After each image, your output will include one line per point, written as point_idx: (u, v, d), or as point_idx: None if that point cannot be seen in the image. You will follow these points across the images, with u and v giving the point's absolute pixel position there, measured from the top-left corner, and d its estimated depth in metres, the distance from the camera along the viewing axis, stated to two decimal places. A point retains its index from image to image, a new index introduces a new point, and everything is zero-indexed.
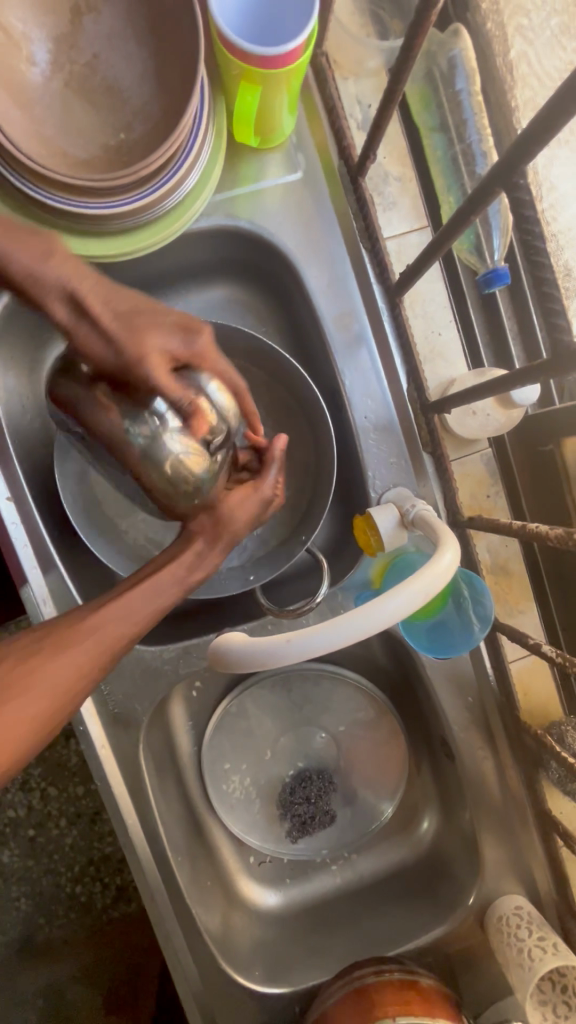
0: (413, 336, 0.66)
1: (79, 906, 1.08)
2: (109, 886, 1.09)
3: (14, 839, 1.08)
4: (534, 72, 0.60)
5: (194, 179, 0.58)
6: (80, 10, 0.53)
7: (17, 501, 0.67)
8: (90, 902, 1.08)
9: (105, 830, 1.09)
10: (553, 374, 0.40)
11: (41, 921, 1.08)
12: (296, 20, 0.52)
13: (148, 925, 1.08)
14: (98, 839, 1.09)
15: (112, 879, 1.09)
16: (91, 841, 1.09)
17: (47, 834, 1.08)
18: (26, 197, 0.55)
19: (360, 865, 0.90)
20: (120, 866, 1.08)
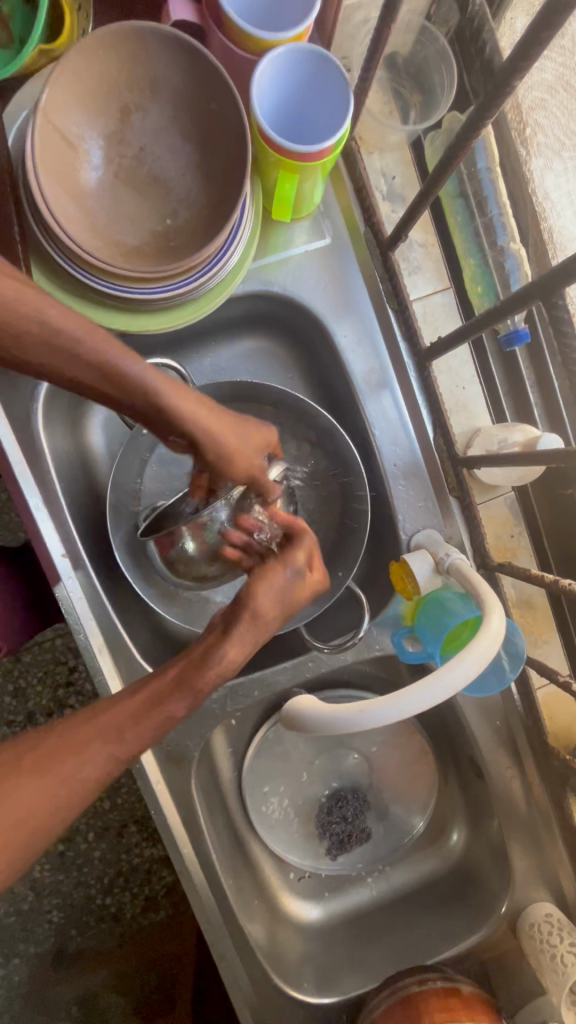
0: (440, 391, 0.71)
1: (109, 916, 1.14)
2: (138, 897, 1.15)
3: (45, 855, 1.12)
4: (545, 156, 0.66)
5: (234, 258, 0.62)
6: (128, 109, 0.56)
7: (70, 555, 0.71)
8: (120, 912, 1.14)
9: (132, 843, 1.14)
10: None
11: (72, 932, 1.13)
12: (331, 117, 0.56)
13: (179, 934, 1.13)
14: (125, 852, 1.13)
15: (141, 889, 1.14)
16: (119, 855, 1.13)
17: (76, 849, 1.12)
18: (82, 284, 0.59)
19: (394, 877, 0.95)
20: (148, 876, 1.14)
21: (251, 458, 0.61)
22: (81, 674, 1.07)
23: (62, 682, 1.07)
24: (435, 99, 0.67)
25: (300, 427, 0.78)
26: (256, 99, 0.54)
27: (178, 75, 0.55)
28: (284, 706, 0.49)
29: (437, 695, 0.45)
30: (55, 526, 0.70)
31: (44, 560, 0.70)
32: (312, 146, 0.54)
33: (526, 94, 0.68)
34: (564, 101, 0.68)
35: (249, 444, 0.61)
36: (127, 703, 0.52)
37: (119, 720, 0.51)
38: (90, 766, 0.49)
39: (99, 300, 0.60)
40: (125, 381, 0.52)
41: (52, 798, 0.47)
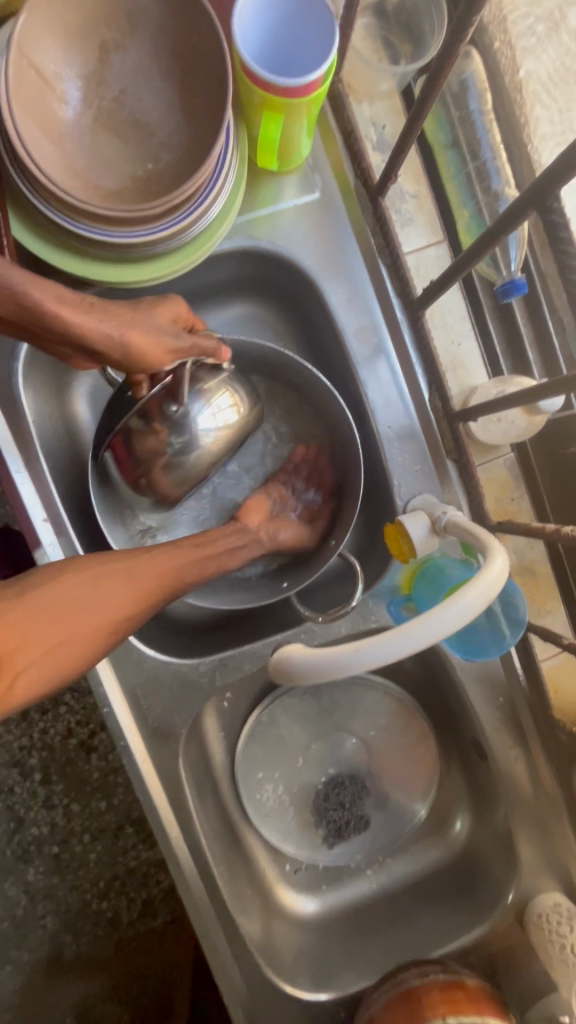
0: (435, 347, 0.68)
1: (105, 922, 1.09)
2: (134, 902, 1.09)
3: (39, 857, 1.08)
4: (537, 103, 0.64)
5: (219, 206, 0.60)
6: (107, 48, 0.55)
7: (52, 520, 0.68)
8: (116, 917, 1.09)
9: (129, 844, 1.09)
10: None
11: (68, 937, 1.08)
12: (316, 53, 0.54)
13: (176, 940, 1.09)
14: (122, 853, 1.09)
15: (138, 893, 1.09)
16: (115, 857, 1.09)
17: (72, 850, 1.09)
18: (62, 230, 0.57)
19: (395, 868, 0.91)
20: (145, 879, 1.09)
21: (165, 351, 0.59)
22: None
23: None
24: (425, 44, 0.65)
25: (292, 391, 0.75)
26: (238, 32, 0.52)
27: (158, 11, 0.53)
28: (274, 653, 0.48)
29: (427, 638, 0.42)
30: (37, 491, 0.67)
31: (25, 525, 0.68)
32: (295, 80, 0.52)
33: (520, 38, 0.66)
34: (557, 46, 0.66)
35: (159, 325, 0.58)
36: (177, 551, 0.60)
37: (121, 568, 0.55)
38: (90, 604, 0.51)
39: (79, 246, 0.58)
40: (23, 302, 0.51)
41: (90, 615, 0.51)
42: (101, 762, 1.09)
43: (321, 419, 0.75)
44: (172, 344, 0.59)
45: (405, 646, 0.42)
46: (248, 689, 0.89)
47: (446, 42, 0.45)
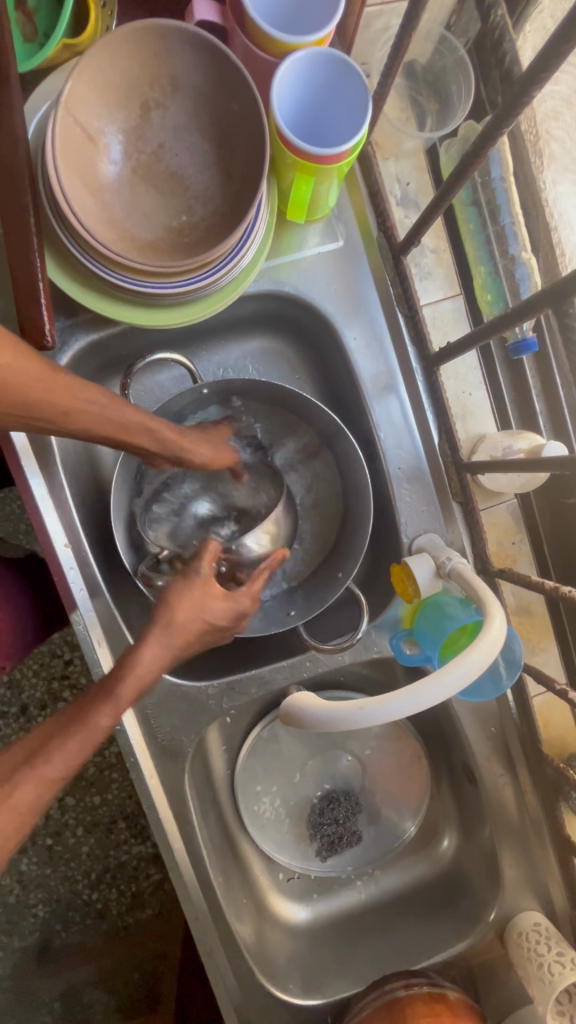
0: (446, 397, 0.71)
1: (95, 912, 1.13)
2: (124, 894, 1.13)
3: (32, 848, 1.12)
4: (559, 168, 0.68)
5: (246, 257, 0.62)
6: (149, 106, 0.57)
7: (73, 545, 0.70)
8: (106, 908, 1.13)
9: (121, 837, 1.13)
10: None
11: (58, 925, 1.12)
12: (349, 122, 0.56)
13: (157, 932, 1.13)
14: (113, 847, 1.13)
15: (128, 886, 1.13)
16: (107, 852, 1.13)
17: (65, 843, 1.12)
18: (98, 277, 0.59)
19: (383, 881, 0.96)
20: (135, 873, 1.13)
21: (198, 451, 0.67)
22: (77, 665, 1.07)
23: (56, 674, 1.07)
24: (452, 107, 0.67)
25: (310, 428, 0.79)
26: (276, 100, 0.54)
27: (199, 74, 0.56)
28: (283, 702, 0.50)
29: (432, 697, 0.45)
30: (60, 517, 0.70)
31: (62, 588, 0.71)
32: (328, 149, 0.55)
33: (542, 103, 0.68)
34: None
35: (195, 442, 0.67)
36: (75, 715, 0.53)
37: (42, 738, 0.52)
38: None
39: (113, 291, 0.61)
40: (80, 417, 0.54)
41: None
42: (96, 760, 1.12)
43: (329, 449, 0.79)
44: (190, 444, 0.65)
45: (414, 702, 0.44)
46: (251, 706, 0.93)
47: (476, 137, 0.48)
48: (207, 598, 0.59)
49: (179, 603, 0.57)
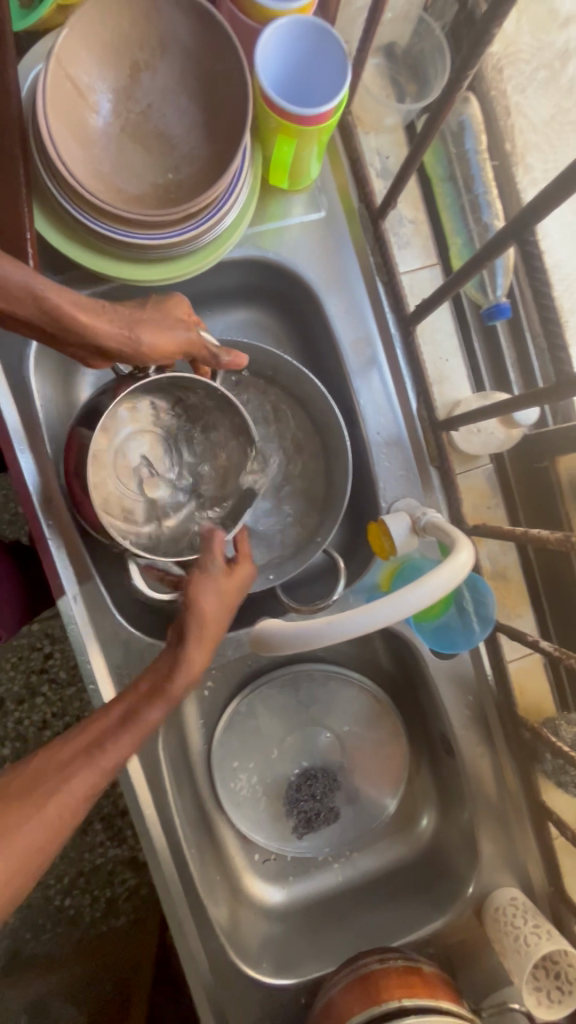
0: (424, 361, 0.73)
1: (66, 921, 1.10)
2: (98, 900, 1.10)
3: None
4: (531, 146, 0.71)
5: (230, 218, 0.64)
6: (139, 67, 0.60)
7: (52, 501, 0.71)
8: (78, 916, 1.10)
9: (96, 841, 1.10)
10: (556, 397, 0.50)
11: (28, 934, 1.09)
12: (330, 88, 0.59)
13: None
14: (88, 850, 1.10)
15: (102, 893, 1.11)
16: (81, 855, 1.10)
17: None
18: (84, 228, 0.61)
19: (361, 863, 0.94)
20: (110, 879, 1.11)
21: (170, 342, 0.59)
22: (57, 658, 1.06)
23: (36, 667, 1.05)
24: (429, 86, 0.71)
25: (291, 400, 0.79)
26: (260, 62, 0.57)
27: (188, 36, 0.58)
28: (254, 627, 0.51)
29: (395, 614, 0.46)
30: (39, 472, 0.71)
31: (44, 555, 0.71)
32: (309, 109, 0.58)
33: (514, 86, 0.72)
34: (550, 92, 0.72)
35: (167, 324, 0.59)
36: (130, 702, 0.54)
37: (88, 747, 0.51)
38: (48, 810, 0.47)
39: (98, 242, 0.62)
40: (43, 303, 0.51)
41: (32, 825, 0.46)
42: None
43: (310, 418, 0.79)
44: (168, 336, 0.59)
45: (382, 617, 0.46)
46: (229, 679, 0.92)
47: (445, 89, 0.51)
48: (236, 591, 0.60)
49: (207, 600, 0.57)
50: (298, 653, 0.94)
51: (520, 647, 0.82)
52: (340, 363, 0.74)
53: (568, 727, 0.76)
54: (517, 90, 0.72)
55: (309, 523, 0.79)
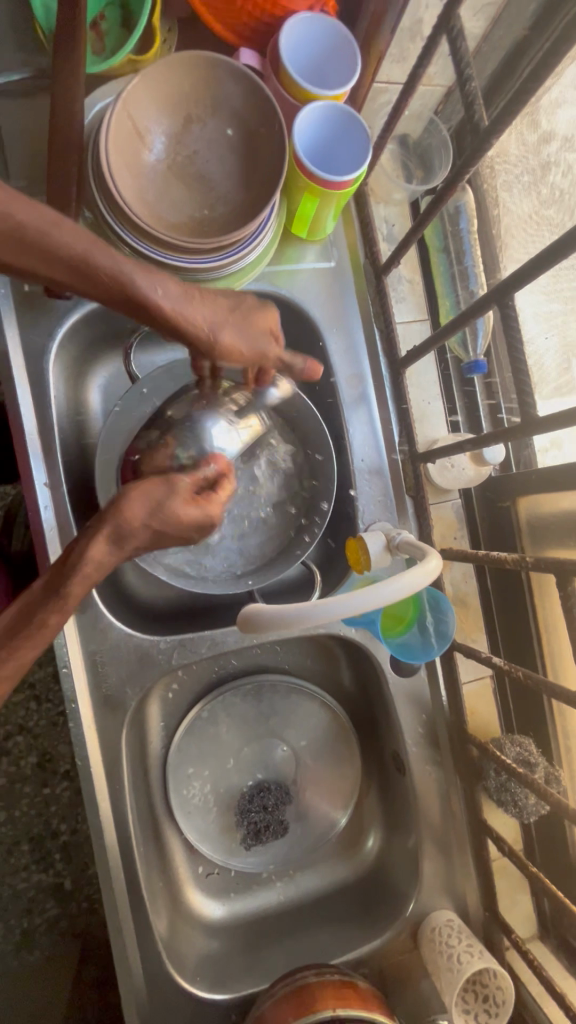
0: (409, 400, 0.83)
1: None
2: (14, 929, 1.03)
3: None
4: (514, 230, 0.83)
5: (252, 255, 0.73)
6: (191, 120, 0.69)
7: (51, 487, 0.75)
8: None
9: (21, 862, 1.04)
10: (523, 434, 0.58)
11: None
12: (352, 163, 0.70)
13: (48, 972, 1.03)
14: (12, 871, 1.04)
15: (18, 920, 1.03)
16: (4, 876, 1.04)
17: None
18: (124, 245, 0.68)
19: (303, 882, 0.94)
20: (29, 906, 1.04)
21: (247, 351, 0.64)
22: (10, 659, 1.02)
23: None
24: (433, 172, 0.83)
25: None
26: (297, 135, 0.67)
27: (237, 102, 0.68)
28: (240, 613, 0.54)
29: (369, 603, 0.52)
30: (44, 459, 0.75)
31: (37, 538, 0.74)
32: (333, 176, 0.68)
33: (502, 175, 0.84)
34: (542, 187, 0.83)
35: (247, 332, 0.63)
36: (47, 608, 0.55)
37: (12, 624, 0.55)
38: None
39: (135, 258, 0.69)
40: (110, 277, 0.53)
41: None
42: (9, 768, 1.05)
43: None
44: (244, 343, 0.63)
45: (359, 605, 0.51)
46: (194, 684, 0.94)
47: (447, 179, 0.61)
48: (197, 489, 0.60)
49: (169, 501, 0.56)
50: (264, 665, 0.97)
51: (474, 669, 0.88)
52: (335, 395, 0.82)
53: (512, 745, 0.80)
54: (506, 182, 0.84)
55: (291, 531, 0.83)
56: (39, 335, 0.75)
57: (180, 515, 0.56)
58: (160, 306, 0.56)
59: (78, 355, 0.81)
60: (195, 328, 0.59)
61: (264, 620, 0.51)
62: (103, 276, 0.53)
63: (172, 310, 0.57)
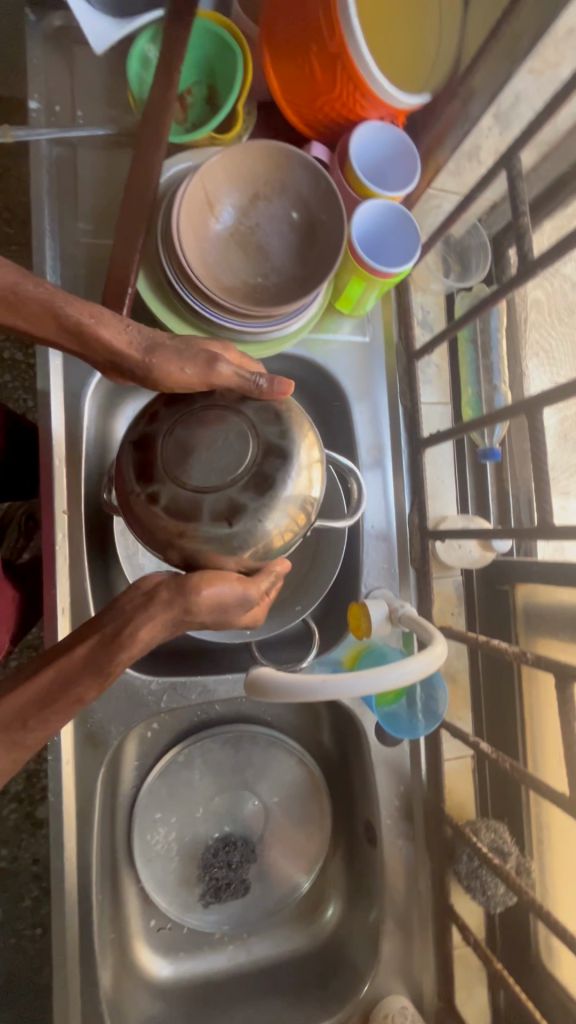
0: (425, 477, 0.86)
1: None
2: None
3: None
4: None
5: (296, 324, 0.77)
6: (258, 197, 0.74)
7: (69, 515, 0.76)
8: None
9: None
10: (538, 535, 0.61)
11: None
12: (399, 255, 0.75)
13: None
14: None
15: None
16: None
17: None
18: (180, 299, 0.72)
19: (255, 948, 0.91)
20: None
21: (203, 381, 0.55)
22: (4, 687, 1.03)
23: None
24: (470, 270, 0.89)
25: None
26: (354, 228, 0.73)
27: (302, 188, 0.74)
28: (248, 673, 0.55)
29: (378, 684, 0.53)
30: (67, 488, 0.76)
31: (46, 564, 0.75)
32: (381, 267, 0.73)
33: None
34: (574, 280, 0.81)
35: (199, 358, 0.55)
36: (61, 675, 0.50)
37: (22, 707, 0.49)
38: None
39: (187, 312, 0.73)
40: (44, 311, 0.53)
41: None
42: None
43: None
44: (195, 372, 0.55)
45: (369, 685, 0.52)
46: (174, 725, 0.93)
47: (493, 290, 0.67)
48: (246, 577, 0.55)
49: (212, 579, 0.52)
50: (247, 714, 0.96)
51: (456, 747, 0.89)
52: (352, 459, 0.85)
53: (487, 832, 0.81)
54: None
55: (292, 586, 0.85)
56: (82, 368, 0.78)
57: (220, 605, 0.52)
58: (95, 335, 0.54)
59: (114, 390, 0.84)
60: (123, 349, 0.55)
61: (275, 690, 0.52)
62: (38, 311, 0.53)
63: (112, 340, 0.55)
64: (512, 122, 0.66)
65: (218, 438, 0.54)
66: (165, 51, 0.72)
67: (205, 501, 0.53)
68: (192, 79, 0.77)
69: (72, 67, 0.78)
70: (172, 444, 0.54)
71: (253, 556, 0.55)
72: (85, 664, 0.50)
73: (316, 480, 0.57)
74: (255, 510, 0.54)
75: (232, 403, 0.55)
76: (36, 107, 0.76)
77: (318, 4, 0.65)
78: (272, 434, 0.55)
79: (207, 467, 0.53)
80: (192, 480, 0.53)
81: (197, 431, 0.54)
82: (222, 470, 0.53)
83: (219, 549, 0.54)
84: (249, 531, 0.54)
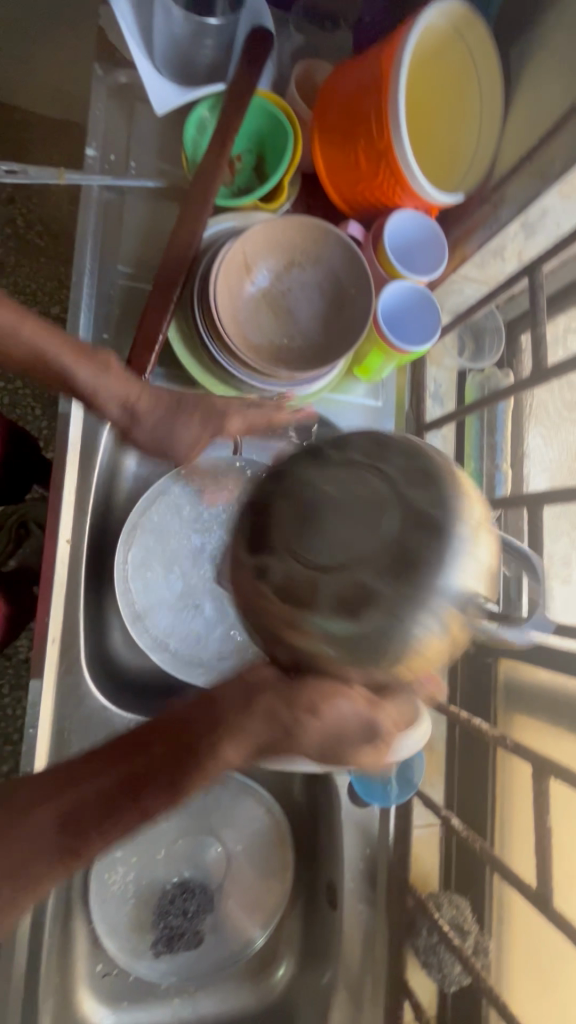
0: None
1: None
2: None
3: None
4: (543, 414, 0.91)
5: (315, 386, 0.80)
6: (292, 264, 0.78)
7: (72, 545, 0.78)
8: None
9: None
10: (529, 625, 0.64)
11: None
12: (419, 334, 0.79)
13: None
14: None
15: None
16: None
17: None
18: (207, 351, 0.75)
19: (201, 1004, 0.88)
20: None
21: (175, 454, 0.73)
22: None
23: None
24: (482, 352, 0.91)
25: None
26: (379, 309, 0.77)
27: (336, 261, 0.77)
28: None
29: None
30: (74, 518, 0.78)
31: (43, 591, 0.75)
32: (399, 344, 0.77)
33: None
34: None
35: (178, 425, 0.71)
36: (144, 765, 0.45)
37: (87, 801, 0.44)
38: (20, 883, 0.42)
39: (213, 364, 0.76)
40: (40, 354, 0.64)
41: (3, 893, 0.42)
42: None
43: None
44: (168, 450, 0.72)
45: None
46: None
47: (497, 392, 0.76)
48: (376, 706, 0.45)
49: (322, 696, 0.43)
50: None
51: (425, 814, 0.89)
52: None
53: (449, 906, 0.82)
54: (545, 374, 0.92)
55: None
56: None
57: (342, 717, 0.44)
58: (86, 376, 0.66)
59: None
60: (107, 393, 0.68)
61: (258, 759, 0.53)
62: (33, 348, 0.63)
63: (98, 387, 0.67)
64: (537, 232, 0.72)
65: (352, 504, 0.41)
66: (221, 120, 0.76)
67: (327, 584, 0.40)
68: (243, 146, 0.81)
69: (131, 119, 0.82)
70: (287, 510, 0.42)
71: (390, 669, 0.41)
72: (166, 758, 0.45)
73: (485, 567, 0.41)
74: (404, 605, 0.39)
75: (371, 460, 0.43)
76: (91, 153, 0.80)
77: (370, 102, 0.69)
78: (420, 499, 0.40)
79: (340, 540, 0.40)
80: (311, 556, 0.40)
81: (320, 494, 0.42)
82: (354, 548, 0.40)
83: (345, 656, 0.41)
84: (384, 630, 0.39)
